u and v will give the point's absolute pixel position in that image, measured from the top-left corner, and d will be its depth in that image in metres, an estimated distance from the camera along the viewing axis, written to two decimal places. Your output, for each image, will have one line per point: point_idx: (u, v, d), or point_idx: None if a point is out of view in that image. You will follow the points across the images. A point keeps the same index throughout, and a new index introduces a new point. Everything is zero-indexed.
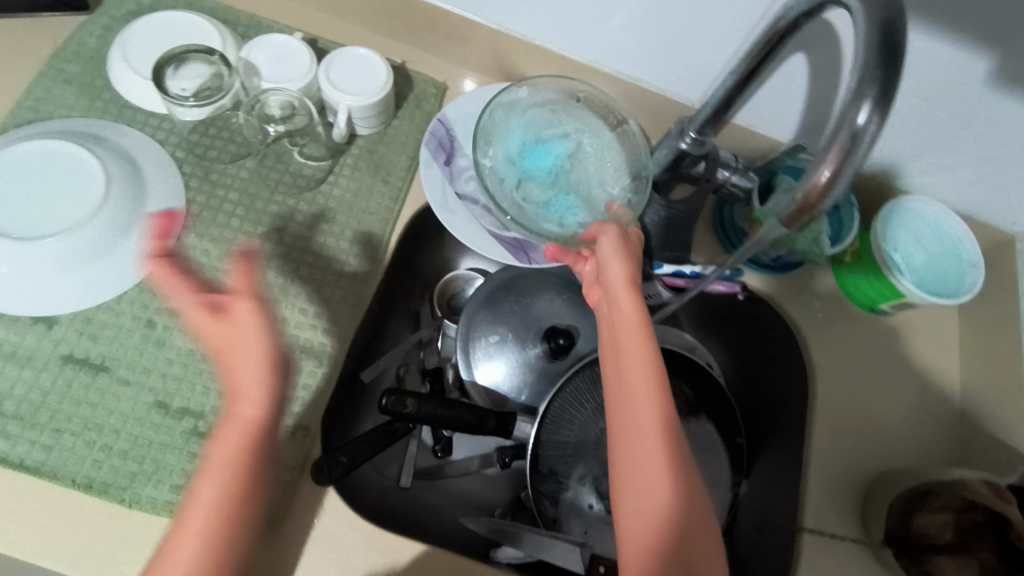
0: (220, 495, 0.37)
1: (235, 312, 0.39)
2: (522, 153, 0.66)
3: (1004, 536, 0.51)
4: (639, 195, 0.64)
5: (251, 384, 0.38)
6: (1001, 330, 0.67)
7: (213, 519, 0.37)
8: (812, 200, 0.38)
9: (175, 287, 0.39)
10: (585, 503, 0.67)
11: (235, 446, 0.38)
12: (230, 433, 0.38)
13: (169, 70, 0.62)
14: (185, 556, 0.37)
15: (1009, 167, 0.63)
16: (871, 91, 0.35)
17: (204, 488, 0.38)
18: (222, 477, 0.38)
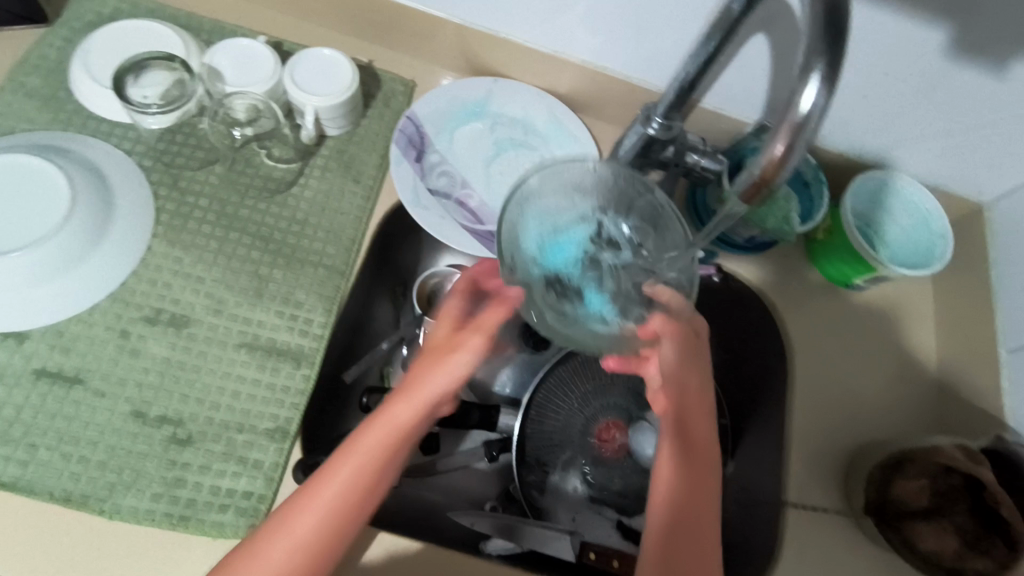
0: (371, 466, 0.48)
1: (465, 335, 0.50)
2: (544, 248, 0.50)
3: (981, 499, 0.52)
4: (691, 272, 0.50)
5: (435, 388, 0.50)
6: (972, 298, 0.68)
7: (362, 485, 0.47)
8: (768, 175, 0.39)
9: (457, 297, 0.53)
10: (570, 486, 0.70)
11: (399, 429, 0.49)
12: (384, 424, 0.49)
13: (130, 79, 0.63)
14: (333, 501, 0.47)
15: (974, 138, 0.64)
16: (819, 63, 0.35)
17: (362, 454, 0.48)
18: (372, 458, 0.48)
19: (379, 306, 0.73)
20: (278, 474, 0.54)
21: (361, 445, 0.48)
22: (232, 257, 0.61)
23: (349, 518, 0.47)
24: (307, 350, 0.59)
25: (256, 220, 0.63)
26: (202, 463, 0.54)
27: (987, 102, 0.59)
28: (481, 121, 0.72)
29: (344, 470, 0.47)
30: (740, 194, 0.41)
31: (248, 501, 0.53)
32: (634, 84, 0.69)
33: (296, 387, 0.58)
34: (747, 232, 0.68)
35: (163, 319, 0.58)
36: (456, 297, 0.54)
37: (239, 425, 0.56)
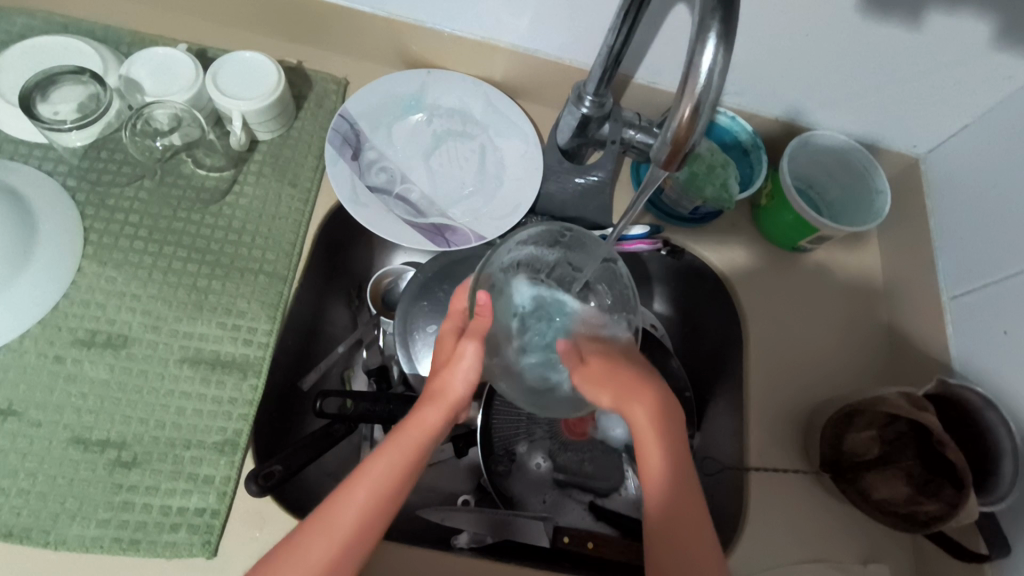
0: (393, 475, 0.41)
1: (465, 341, 0.45)
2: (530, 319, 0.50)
3: (927, 443, 0.54)
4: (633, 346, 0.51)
5: (459, 383, 0.45)
6: (914, 249, 0.70)
7: (378, 499, 0.41)
8: (681, 137, 0.39)
9: (453, 317, 0.49)
10: (533, 463, 0.70)
11: (422, 436, 0.43)
12: (396, 446, 0.42)
13: (41, 97, 0.61)
14: (345, 522, 0.40)
15: (903, 92, 0.65)
16: (714, 21, 0.36)
17: (380, 464, 0.41)
18: (371, 485, 0.41)
19: (334, 310, 0.71)
20: (231, 487, 0.53)
21: (360, 471, 0.41)
22: (167, 271, 0.60)
23: (345, 565, 0.39)
24: (253, 359, 0.58)
25: (191, 232, 0.62)
26: (150, 483, 0.52)
27: (908, 56, 0.60)
28: (418, 114, 0.71)
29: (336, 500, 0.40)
30: (659, 161, 0.41)
31: (202, 518, 0.52)
32: (565, 64, 0.68)
33: (244, 399, 0.57)
34: (690, 202, 0.67)
35: (99, 340, 0.56)
36: (451, 320, 0.49)
37: (187, 442, 0.54)
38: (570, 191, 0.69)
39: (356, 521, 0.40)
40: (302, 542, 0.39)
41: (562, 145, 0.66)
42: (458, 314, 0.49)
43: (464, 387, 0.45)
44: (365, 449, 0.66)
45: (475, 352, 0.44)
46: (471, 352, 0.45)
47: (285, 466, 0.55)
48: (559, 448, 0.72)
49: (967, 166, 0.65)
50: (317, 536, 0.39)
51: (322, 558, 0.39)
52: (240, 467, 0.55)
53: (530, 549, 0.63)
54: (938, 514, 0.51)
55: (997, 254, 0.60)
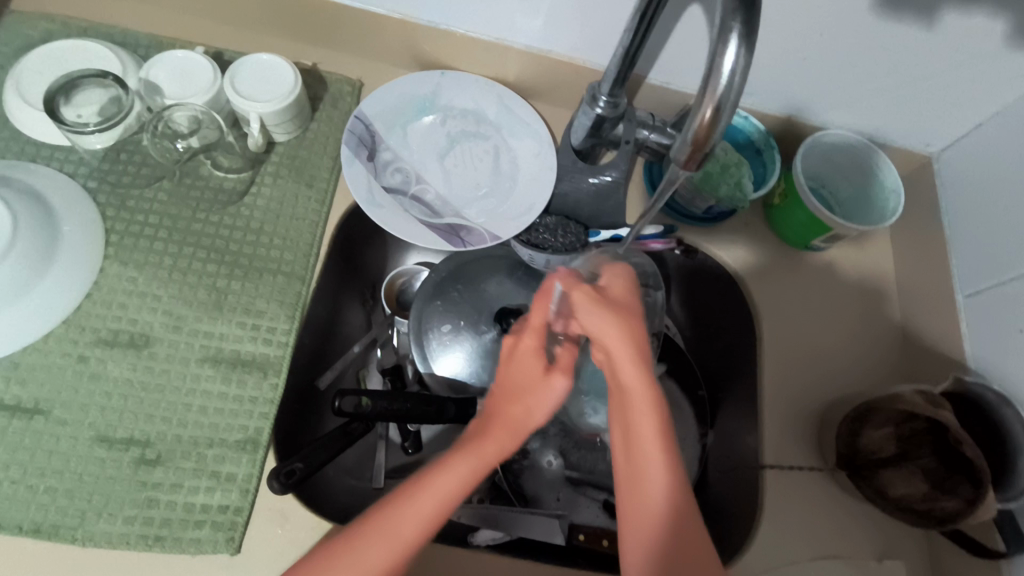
0: (459, 490, 0.41)
1: (557, 377, 0.47)
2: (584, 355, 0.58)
3: (945, 441, 0.53)
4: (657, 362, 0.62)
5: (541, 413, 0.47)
6: (927, 246, 0.70)
7: (442, 509, 0.41)
8: (701, 137, 0.39)
9: (536, 335, 0.49)
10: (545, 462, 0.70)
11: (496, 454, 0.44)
12: (471, 459, 0.43)
13: (62, 99, 0.62)
14: (409, 530, 0.39)
15: (916, 90, 0.65)
16: (736, 22, 0.36)
17: (450, 476, 0.41)
18: (438, 501, 0.41)
19: (349, 310, 0.72)
20: (253, 485, 0.54)
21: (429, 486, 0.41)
22: (188, 272, 0.60)
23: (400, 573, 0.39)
24: (272, 358, 0.59)
25: (211, 233, 0.62)
26: (174, 481, 0.53)
27: (923, 54, 0.60)
28: (432, 116, 0.71)
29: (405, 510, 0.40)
30: (678, 161, 0.42)
31: (225, 515, 0.53)
32: (579, 65, 0.69)
33: (265, 398, 0.57)
34: (704, 202, 0.68)
35: (122, 340, 0.57)
36: (534, 337, 0.48)
37: (209, 440, 0.55)
38: (584, 190, 0.69)
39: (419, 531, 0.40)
40: (365, 546, 0.39)
41: (576, 146, 0.66)
42: (541, 336, 0.49)
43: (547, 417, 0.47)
44: (382, 448, 0.67)
45: (563, 389, 0.47)
46: (559, 384, 0.47)
47: (307, 464, 0.55)
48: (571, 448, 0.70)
49: (981, 163, 0.65)
50: (385, 543, 0.39)
51: (385, 565, 0.38)
52: (262, 465, 0.56)
53: (545, 546, 0.64)
54: (957, 511, 0.52)
55: (1011, 253, 0.61)
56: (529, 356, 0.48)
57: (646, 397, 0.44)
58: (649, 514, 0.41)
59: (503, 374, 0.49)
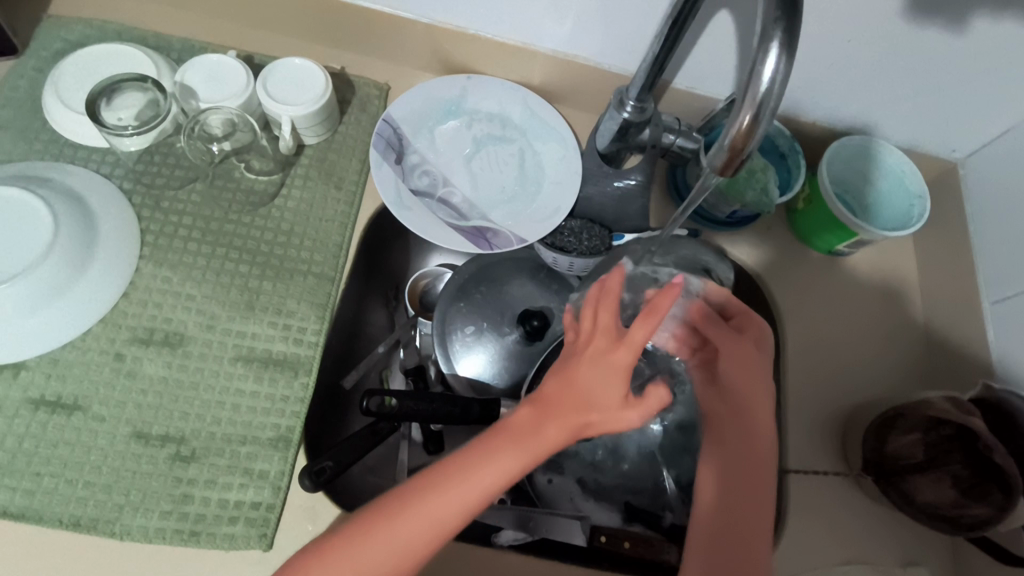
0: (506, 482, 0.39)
1: (636, 408, 0.40)
2: None
3: (975, 448, 0.53)
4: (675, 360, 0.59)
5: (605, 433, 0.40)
6: (953, 251, 0.70)
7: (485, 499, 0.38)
8: (739, 144, 0.39)
9: (634, 349, 0.40)
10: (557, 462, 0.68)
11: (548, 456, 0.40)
12: (528, 460, 0.39)
13: (103, 102, 0.63)
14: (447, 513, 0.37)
15: (943, 96, 0.65)
16: (776, 31, 0.37)
17: (501, 469, 0.38)
18: (486, 491, 0.38)
19: (373, 312, 0.73)
20: (285, 482, 0.55)
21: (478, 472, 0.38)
22: (221, 272, 0.62)
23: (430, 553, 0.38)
24: (303, 358, 0.60)
25: (242, 234, 0.63)
26: (208, 477, 0.54)
27: (953, 60, 0.60)
28: (458, 119, 0.72)
29: (452, 495, 0.37)
30: (714, 168, 0.42)
31: (258, 511, 0.54)
32: (605, 70, 0.69)
33: (296, 397, 0.58)
34: (729, 207, 0.68)
35: (157, 338, 0.58)
36: (627, 352, 0.40)
37: (242, 437, 0.56)
38: (608, 195, 0.69)
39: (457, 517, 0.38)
40: (404, 526, 0.37)
41: (600, 150, 0.66)
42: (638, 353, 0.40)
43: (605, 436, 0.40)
44: (404, 447, 0.67)
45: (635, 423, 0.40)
46: (634, 417, 0.40)
47: (336, 462, 0.56)
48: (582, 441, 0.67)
49: (1010, 169, 0.65)
50: (427, 525, 0.37)
51: (422, 549, 0.37)
52: (293, 463, 0.56)
53: (568, 548, 0.65)
54: (987, 518, 0.52)
55: None
56: (617, 370, 0.40)
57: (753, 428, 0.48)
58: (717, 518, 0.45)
59: (585, 353, 0.41)
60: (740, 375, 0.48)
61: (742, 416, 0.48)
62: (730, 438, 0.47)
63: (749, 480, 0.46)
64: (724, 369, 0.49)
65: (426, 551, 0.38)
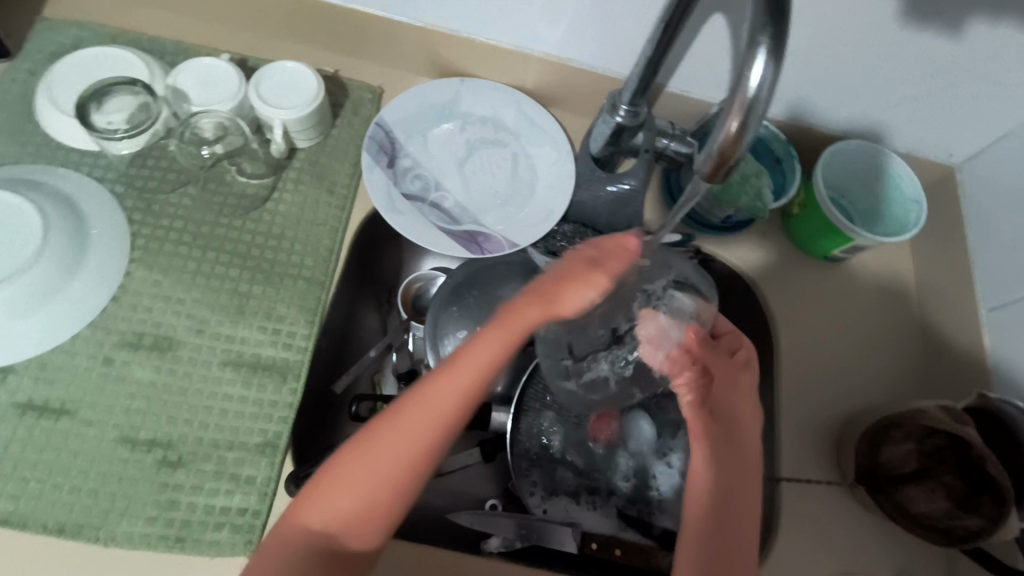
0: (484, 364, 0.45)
1: (598, 279, 0.45)
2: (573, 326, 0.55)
3: (967, 457, 0.53)
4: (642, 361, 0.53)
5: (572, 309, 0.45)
6: (950, 258, 0.69)
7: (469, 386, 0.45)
8: (727, 150, 0.39)
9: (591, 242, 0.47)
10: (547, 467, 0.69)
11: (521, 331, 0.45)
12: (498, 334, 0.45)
13: (94, 106, 0.64)
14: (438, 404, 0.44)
15: (941, 100, 0.64)
16: (764, 36, 0.36)
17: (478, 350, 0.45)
18: (471, 379, 0.45)
19: (365, 316, 0.72)
20: (272, 488, 0.55)
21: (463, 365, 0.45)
22: (211, 276, 0.61)
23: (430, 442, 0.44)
24: (292, 363, 0.59)
25: (233, 238, 0.63)
26: (195, 483, 0.54)
27: (950, 64, 0.59)
28: (451, 123, 0.72)
29: (442, 383, 0.44)
30: (704, 174, 0.41)
31: (244, 518, 0.53)
32: (599, 73, 0.69)
33: (285, 402, 0.58)
34: (723, 211, 0.68)
35: (146, 343, 0.58)
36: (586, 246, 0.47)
37: (229, 442, 0.56)
38: (601, 199, 0.68)
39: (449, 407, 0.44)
40: (406, 420, 0.44)
41: (594, 154, 0.65)
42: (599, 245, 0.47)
43: (574, 313, 0.45)
44: None
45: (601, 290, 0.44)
46: (596, 283, 0.45)
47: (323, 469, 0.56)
48: (574, 445, 0.70)
49: (1008, 174, 0.64)
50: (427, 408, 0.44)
51: (420, 435, 0.43)
52: (279, 468, 0.56)
53: (560, 554, 0.63)
54: (978, 530, 0.51)
55: None
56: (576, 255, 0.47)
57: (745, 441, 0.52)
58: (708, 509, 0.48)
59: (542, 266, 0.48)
60: (738, 398, 0.52)
61: (736, 429, 0.52)
62: (728, 462, 0.50)
63: (738, 497, 0.49)
64: (728, 395, 0.52)
65: (424, 438, 0.43)
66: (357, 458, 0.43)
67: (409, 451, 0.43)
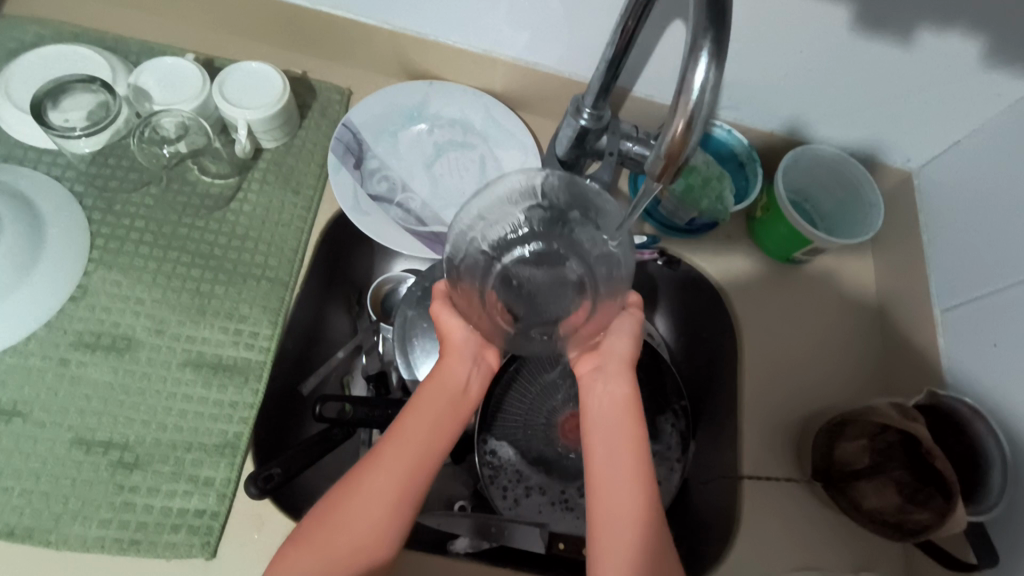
0: (438, 409, 0.49)
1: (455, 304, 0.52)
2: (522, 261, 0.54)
3: (918, 453, 0.54)
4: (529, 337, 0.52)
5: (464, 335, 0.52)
6: (906, 259, 0.71)
7: (430, 430, 0.48)
8: (674, 152, 0.40)
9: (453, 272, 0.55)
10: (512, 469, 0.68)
11: (453, 374, 0.51)
12: (436, 384, 0.50)
13: (50, 104, 0.62)
14: (409, 446, 0.47)
15: (896, 105, 0.66)
16: (705, 41, 0.37)
17: (424, 400, 0.49)
18: (430, 422, 0.48)
19: (335, 317, 0.72)
20: (231, 489, 0.54)
21: (400, 431, 0.47)
22: (173, 276, 0.61)
23: (411, 488, 0.46)
24: (255, 363, 0.59)
25: (195, 238, 0.63)
26: (151, 485, 0.53)
27: (903, 70, 0.61)
28: (420, 124, 0.72)
29: (390, 443, 0.47)
30: (653, 173, 0.42)
31: (201, 520, 0.53)
32: (565, 78, 0.70)
33: (245, 403, 0.58)
34: (687, 214, 0.69)
35: (103, 343, 0.58)
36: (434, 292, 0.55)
37: (188, 444, 0.55)
38: None
39: (418, 445, 0.47)
40: (384, 468, 0.46)
41: (560, 156, 0.64)
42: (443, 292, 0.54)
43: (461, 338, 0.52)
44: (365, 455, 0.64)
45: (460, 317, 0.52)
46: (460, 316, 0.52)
47: (284, 470, 0.55)
48: (544, 448, 0.70)
49: (961, 179, 0.66)
50: (378, 475, 0.45)
51: (398, 482, 0.45)
52: (240, 468, 0.56)
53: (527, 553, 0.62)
54: (928, 524, 0.52)
55: (991, 267, 0.61)
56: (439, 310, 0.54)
57: (620, 430, 0.49)
58: (611, 511, 0.45)
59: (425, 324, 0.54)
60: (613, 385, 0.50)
61: (613, 430, 0.49)
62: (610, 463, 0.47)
63: (615, 497, 0.46)
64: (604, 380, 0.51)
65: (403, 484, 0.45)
66: (318, 531, 0.45)
67: (369, 525, 0.44)
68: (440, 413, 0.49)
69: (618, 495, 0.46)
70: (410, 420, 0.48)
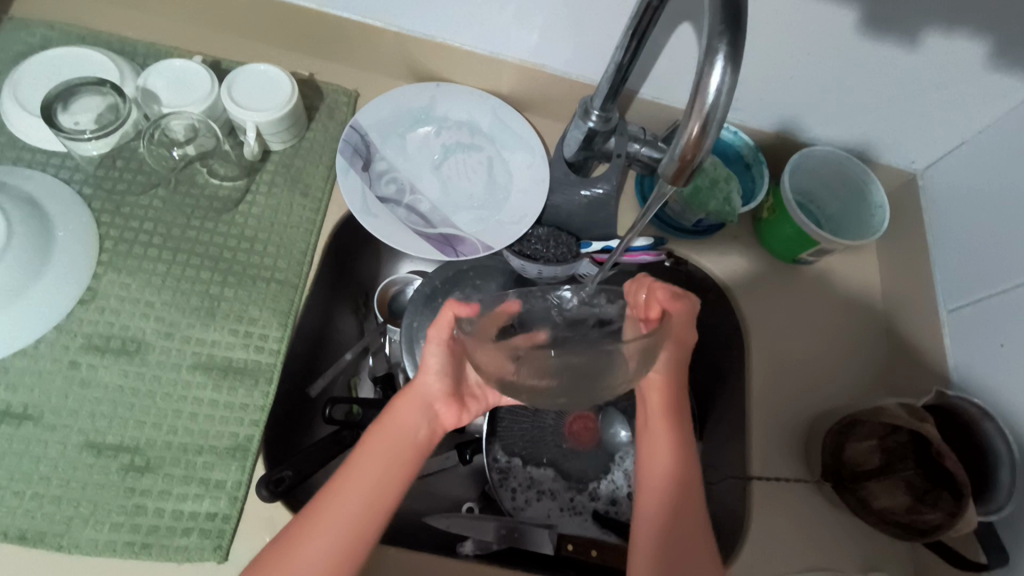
0: (385, 465, 0.47)
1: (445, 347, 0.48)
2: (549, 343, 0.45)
3: (927, 453, 0.56)
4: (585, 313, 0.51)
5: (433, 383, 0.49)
6: (911, 260, 0.71)
7: (369, 491, 0.46)
8: (688, 154, 0.40)
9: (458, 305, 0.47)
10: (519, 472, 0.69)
11: (410, 425, 0.49)
12: (389, 434, 0.48)
13: (60, 106, 0.62)
14: (346, 508, 0.45)
15: (901, 107, 0.66)
16: (721, 44, 0.37)
17: (372, 454, 0.47)
18: (373, 479, 0.46)
19: (342, 319, 0.72)
20: (243, 492, 0.54)
21: (339, 491, 0.45)
22: (182, 278, 0.61)
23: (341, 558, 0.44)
24: (265, 365, 0.59)
25: (204, 241, 0.63)
26: (162, 488, 0.53)
27: (910, 72, 0.61)
28: (427, 126, 0.72)
29: (326, 504, 0.45)
30: (667, 177, 0.42)
31: (213, 523, 0.53)
32: (572, 80, 0.70)
33: (256, 405, 0.58)
34: (694, 215, 0.69)
35: (113, 346, 0.57)
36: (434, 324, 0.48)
37: (199, 446, 0.55)
38: (576, 203, 0.70)
39: (357, 507, 0.45)
40: (318, 532, 0.44)
41: (568, 158, 0.65)
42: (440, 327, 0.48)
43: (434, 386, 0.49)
44: None
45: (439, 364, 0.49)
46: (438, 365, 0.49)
47: (295, 472, 0.55)
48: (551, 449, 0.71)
49: (965, 180, 0.66)
50: (311, 540, 0.44)
51: (328, 550, 0.43)
52: (251, 470, 0.56)
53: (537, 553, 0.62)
54: (939, 524, 0.53)
55: (997, 268, 0.61)
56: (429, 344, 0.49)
57: (672, 423, 0.52)
58: (657, 491, 0.50)
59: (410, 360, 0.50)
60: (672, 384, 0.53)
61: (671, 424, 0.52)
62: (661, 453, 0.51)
63: (662, 483, 0.50)
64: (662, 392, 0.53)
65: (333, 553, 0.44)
66: None
67: None
68: (384, 470, 0.47)
69: (670, 482, 0.50)
70: (351, 477, 0.46)
